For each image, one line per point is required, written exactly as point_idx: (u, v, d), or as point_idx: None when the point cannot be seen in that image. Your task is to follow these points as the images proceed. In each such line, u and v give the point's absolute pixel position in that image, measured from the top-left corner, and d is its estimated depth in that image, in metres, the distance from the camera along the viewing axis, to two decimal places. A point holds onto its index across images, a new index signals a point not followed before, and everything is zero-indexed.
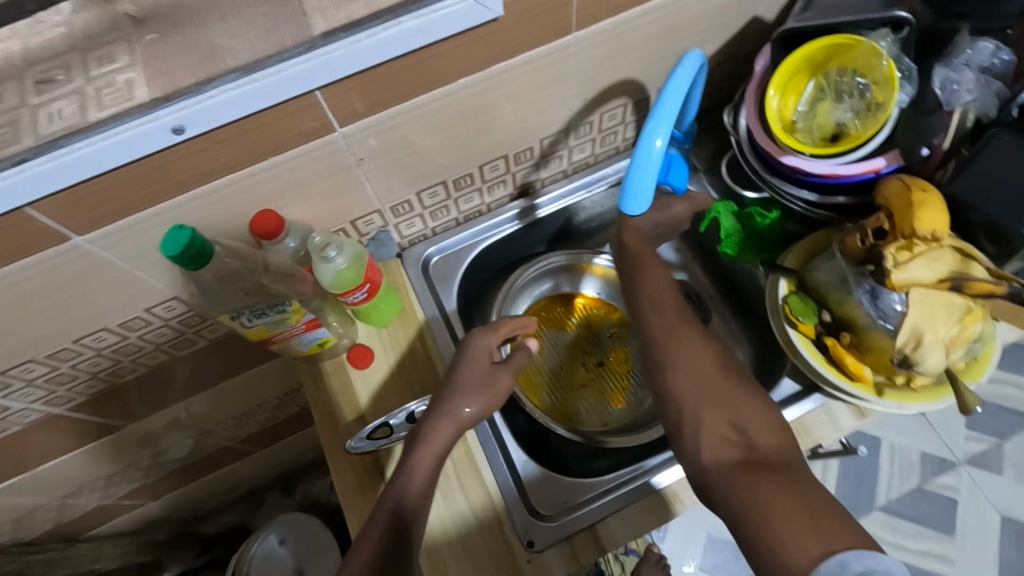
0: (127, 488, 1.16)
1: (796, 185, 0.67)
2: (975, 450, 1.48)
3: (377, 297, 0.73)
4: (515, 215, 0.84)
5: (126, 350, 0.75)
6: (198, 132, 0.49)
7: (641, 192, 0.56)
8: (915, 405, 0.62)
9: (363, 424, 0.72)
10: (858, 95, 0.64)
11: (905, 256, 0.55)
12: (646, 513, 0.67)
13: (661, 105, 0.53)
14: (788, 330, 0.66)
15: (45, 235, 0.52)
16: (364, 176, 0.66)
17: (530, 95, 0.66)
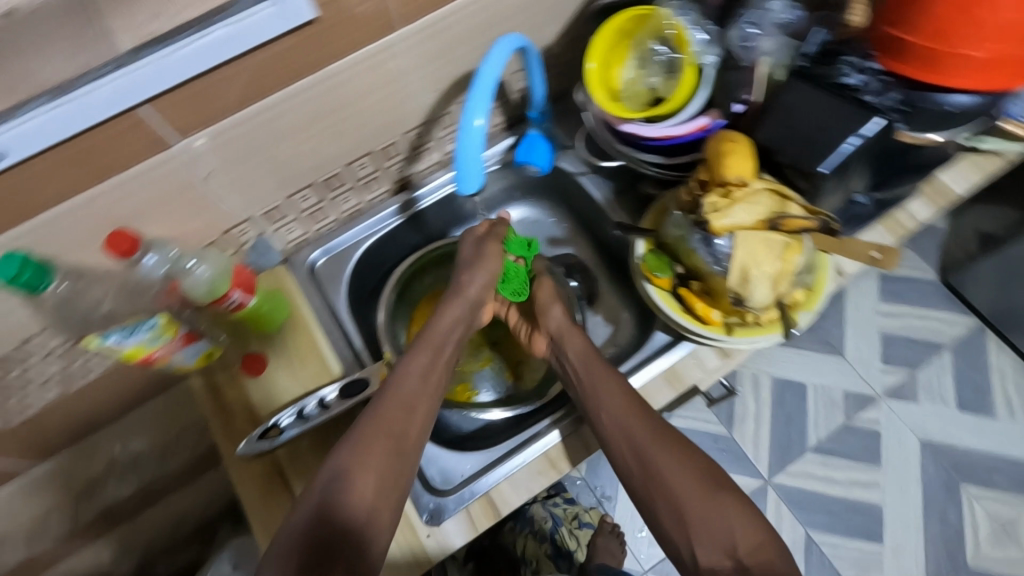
0: (58, 535, 1.13)
1: (642, 150, 0.72)
2: (892, 382, 1.58)
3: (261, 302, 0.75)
4: (396, 210, 0.86)
5: (13, 388, 0.74)
6: (19, 159, 0.50)
7: (472, 171, 0.60)
8: (763, 338, 0.67)
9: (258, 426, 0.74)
10: (665, 58, 0.69)
11: (724, 203, 0.61)
12: (539, 473, 0.70)
13: (477, 86, 0.56)
14: (647, 286, 0.71)
15: None
16: (224, 186, 0.67)
17: (377, 91, 0.69)
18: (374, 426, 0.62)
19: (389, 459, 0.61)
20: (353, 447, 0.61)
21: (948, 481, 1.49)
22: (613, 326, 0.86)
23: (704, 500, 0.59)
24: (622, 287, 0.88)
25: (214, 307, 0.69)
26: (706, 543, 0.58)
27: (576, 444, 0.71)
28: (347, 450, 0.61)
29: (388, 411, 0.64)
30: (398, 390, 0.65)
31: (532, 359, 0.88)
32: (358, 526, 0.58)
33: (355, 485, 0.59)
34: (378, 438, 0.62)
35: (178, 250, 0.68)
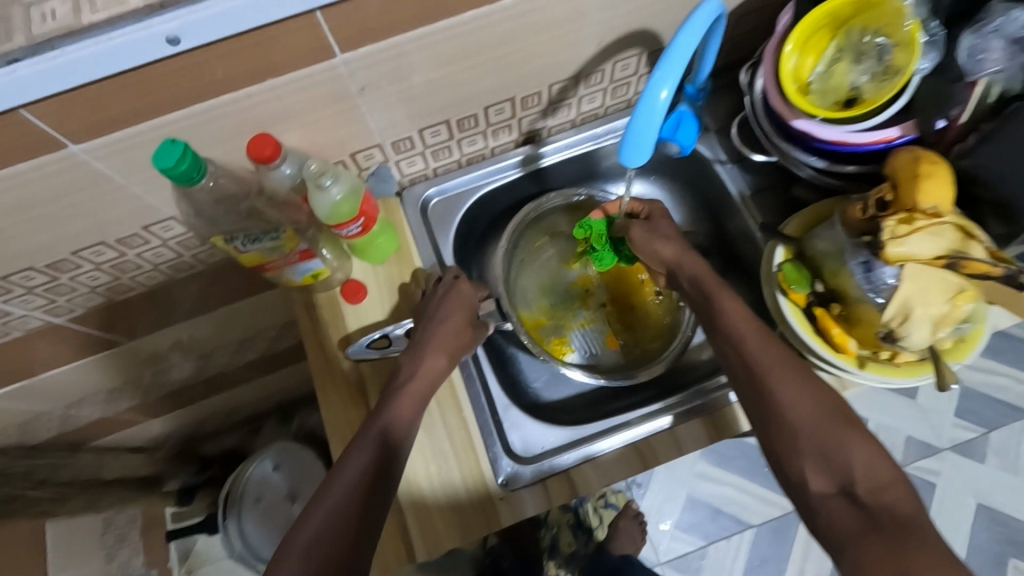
0: (127, 404, 1.20)
1: (807, 151, 0.66)
2: (962, 437, 1.49)
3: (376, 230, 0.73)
4: (518, 162, 0.83)
5: (125, 266, 0.76)
6: (194, 46, 0.48)
7: (641, 143, 0.56)
8: (894, 379, 0.62)
9: (361, 333, 0.75)
10: (877, 57, 0.61)
11: (905, 229, 0.54)
12: (621, 463, 0.69)
13: (671, 54, 0.52)
14: (779, 297, 0.66)
15: (40, 142, 0.52)
16: (366, 107, 0.64)
17: (540, 35, 0.64)
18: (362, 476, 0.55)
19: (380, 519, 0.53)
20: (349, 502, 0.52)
21: (997, 549, 1.42)
22: None
23: (825, 433, 0.52)
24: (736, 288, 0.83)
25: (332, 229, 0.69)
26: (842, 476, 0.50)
27: (665, 441, 0.69)
28: (340, 502, 0.52)
29: (376, 463, 0.56)
30: (369, 440, 0.58)
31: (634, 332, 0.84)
32: None
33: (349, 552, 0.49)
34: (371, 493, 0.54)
35: (320, 163, 0.64)
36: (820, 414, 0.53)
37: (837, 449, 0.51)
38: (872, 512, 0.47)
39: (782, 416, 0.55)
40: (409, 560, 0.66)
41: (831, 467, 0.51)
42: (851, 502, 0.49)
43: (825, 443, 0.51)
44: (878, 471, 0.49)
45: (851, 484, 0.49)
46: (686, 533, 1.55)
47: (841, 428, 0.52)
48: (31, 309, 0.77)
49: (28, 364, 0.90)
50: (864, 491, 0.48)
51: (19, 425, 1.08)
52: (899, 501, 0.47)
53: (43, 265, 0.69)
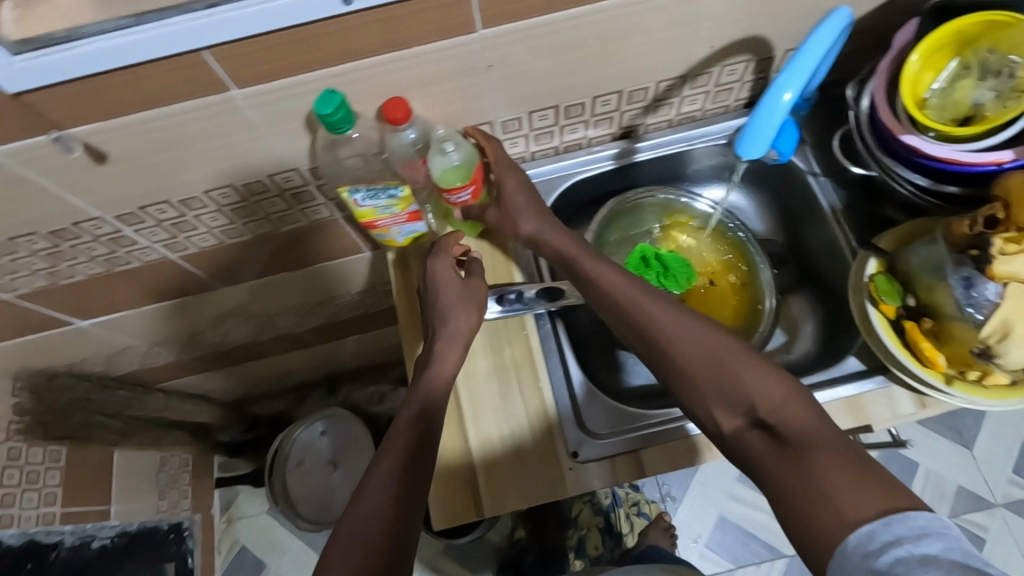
0: (203, 349, 1.27)
1: (909, 168, 0.67)
2: (1017, 496, 1.44)
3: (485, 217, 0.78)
4: (613, 154, 0.86)
5: (242, 212, 0.82)
6: (363, 7, 0.53)
7: (757, 139, 0.59)
8: (982, 401, 0.63)
9: None
10: (1005, 75, 0.62)
11: (1014, 249, 0.55)
12: (689, 452, 0.71)
13: (800, 58, 0.54)
14: (868, 307, 0.67)
15: (210, 83, 0.58)
16: (488, 85, 0.69)
17: (661, 31, 0.67)
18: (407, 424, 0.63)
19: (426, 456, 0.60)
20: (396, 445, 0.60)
21: None
22: (788, 337, 0.84)
23: (722, 370, 0.58)
24: (813, 300, 0.85)
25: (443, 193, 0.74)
26: (731, 406, 0.56)
27: None
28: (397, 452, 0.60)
29: (416, 419, 0.63)
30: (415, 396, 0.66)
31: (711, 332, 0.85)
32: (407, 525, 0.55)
33: (400, 488, 0.57)
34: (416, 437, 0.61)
35: (448, 130, 0.69)
36: (705, 356, 0.59)
37: (731, 384, 0.57)
38: (779, 435, 0.53)
39: (671, 360, 0.61)
40: (476, 514, 0.69)
41: (730, 401, 0.56)
42: (762, 430, 0.54)
43: (719, 381, 0.58)
44: (774, 395, 0.55)
45: (754, 411, 0.55)
46: (716, 552, 1.53)
47: (732, 359, 0.58)
48: (154, 242, 0.84)
49: (134, 296, 0.98)
50: (765, 414, 0.54)
51: (109, 354, 1.17)
52: (796, 420, 0.53)
53: (176, 200, 0.76)
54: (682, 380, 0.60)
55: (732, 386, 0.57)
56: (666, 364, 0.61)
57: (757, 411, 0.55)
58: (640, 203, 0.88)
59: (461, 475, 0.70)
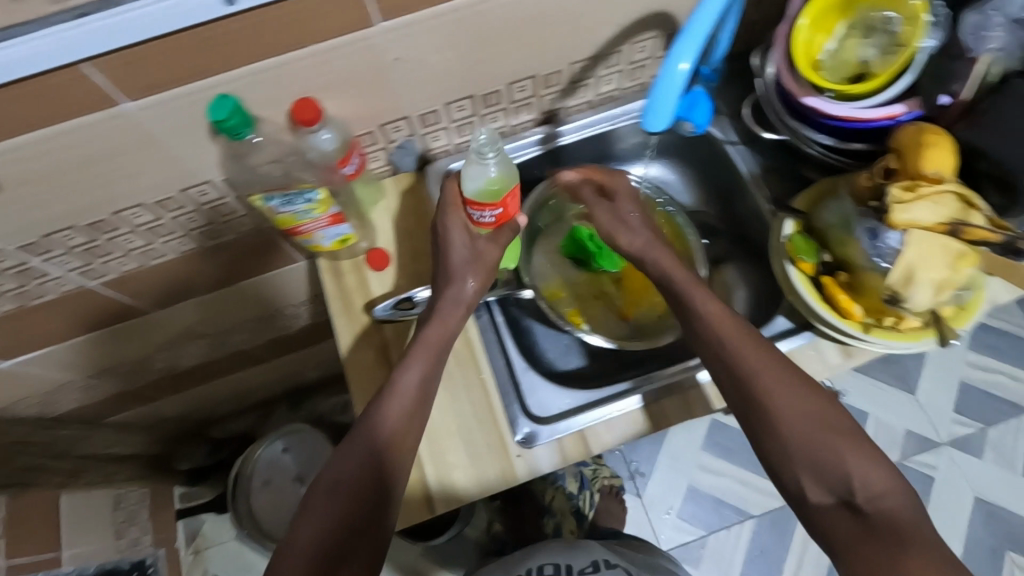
0: (145, 379, 1.22)
1: (815, 129, 0.69)
2: (960, 433, 1.52)
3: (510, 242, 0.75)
4: (537, 140, 0.85)
5: (159, 230, 0.79)
6: (249, 7, 0.52)
7: (661, 110, 0.60)
8: (898, 344, 0.65)
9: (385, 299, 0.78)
10: (886, 30, 0.66)
11: (908, 197, 0.58)
12: (634, 424, 0.72)
13: (690, 26, 0.55)
14: (788, 266, 0.69)
15: (97, 97, 0.55)
16: (398, 79, 0.68)
17: (565, 13, 0.68)
18: (364, 465, 0.59)
19: (385, 504, 0.59)
20: (347, 488, 0.58)
21: (993, 542, 1.44)
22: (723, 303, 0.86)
23: (820, 439, 0.56)
24: (743, 265, 0.87)
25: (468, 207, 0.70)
26: (815, 479, 0.56)
27: (675, 405, 0.72)
28: (344, 485, 0.58)
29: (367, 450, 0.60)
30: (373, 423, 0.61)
31: (647, 305, 0.87)
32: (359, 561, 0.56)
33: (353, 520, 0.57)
34: (374, 483, 0.59)
35: (490, 135, 0.65)
36: (815, 429, 0.57)
37: (832, 462, 0.56)
38: (866, 516, 0.53)
39: (778, 432, 0.58)
40: (428, 511, 0.68)
41: (828, 479, 0.55)
42: (848, 508, 0.54)
43: (818, 454, 0.56)
44: (880, 482, 0.54)
45: (849, 494, 0.54)
46: (688, 522, 1.56)
47: (825, 434, 0.57)
48: (68, 270, 0.80)
49: (56, 329, 0.93)
50: (862, 500, 0.54)
51: (40, 394, 1.11)
52: (892, 508, 0.53)
53: (83, 224, 0.72)
54: (774, 444, 0.58)
55: (815, 449, 0.56)
56: (767, 429, 0.58)
57: (854, 493, 0.54)
58: (568, 185, 0.88)
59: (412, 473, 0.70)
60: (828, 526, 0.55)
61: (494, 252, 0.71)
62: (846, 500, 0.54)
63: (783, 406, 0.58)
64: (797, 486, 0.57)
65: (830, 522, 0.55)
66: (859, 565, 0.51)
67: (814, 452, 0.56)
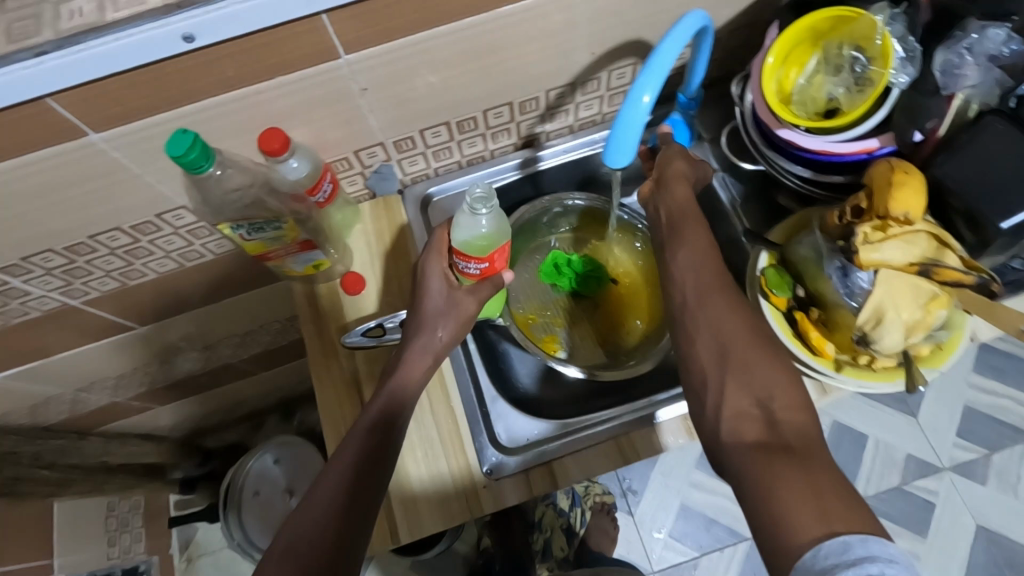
0: (135, 390, 1.23)
1: (792, 160, 0.67)
2: (962, 458, 1.47)
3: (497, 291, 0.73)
4: (516, 165, 0.86)
5: (138, 252, 0.80)
6: (208, 43, 0.52)
7: (624, 144, 0.59)
8: (872, 384, 0.64)
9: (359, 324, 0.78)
10: (853, 70, 0.64)
11: (878, 236, 0.57)
12: (604, 456, 0.71)
13: (654, 61, 0.55)
14: (761, 301, 0.67)
15: (63, 129, 0.56)
16: (369, 107, 0.68)
17: (537, 42, 0.67)
18: (328, 524, 0.55)
19: (348, 567, 0.53)
20: (308, 549, 0.53)
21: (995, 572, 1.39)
22: None
23: (747, 354, 0.52)
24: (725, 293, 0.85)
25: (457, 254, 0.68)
26: (738, 387, 0.51)
27: (647, 438, 0.71)
28: (341, 479, 0.58)
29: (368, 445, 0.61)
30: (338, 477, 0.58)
31: (626, 332, 0.86)
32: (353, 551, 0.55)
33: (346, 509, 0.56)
34: (337, 542, 0.54)
35: (485, 190, 0.63)
36: (749, 334, 0.53)
37: (757, 372, 0.51)
38: (775, 430, 0.47)
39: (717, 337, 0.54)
40: (392, 541, 0.68)
41: (749, 388, 0.50)
42: (762, 419, 0.49)
43: (748, 360, 0.51)
44: (792, 398, 0.49)
45: (767, 402, 0.49)
46: (680, 542, 1.53)
47: (764, 362, 0.51)
48: (48, 290, 0.81)
49: (41, 346, 0.94)
50: (779, 408, 0.49)
51: (31, 405, 1.12)
52: (796, 418, 0.48)
53: (60, 248, 0.73)
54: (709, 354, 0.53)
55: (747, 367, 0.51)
56: (706, 335, 0.54)
57: (771, 403, 0.49)
58: (546, 209, 0.87)
59: None
60: (733, 436, 0.49)
61: (469, 305, 0.70)
62: (762, 406, 0.49)
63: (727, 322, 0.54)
64: (717, 397, 0.52)
65: (734, 430, 0.49)
66: (751, 465, 0.46)
67: (746, 367, 0.51)
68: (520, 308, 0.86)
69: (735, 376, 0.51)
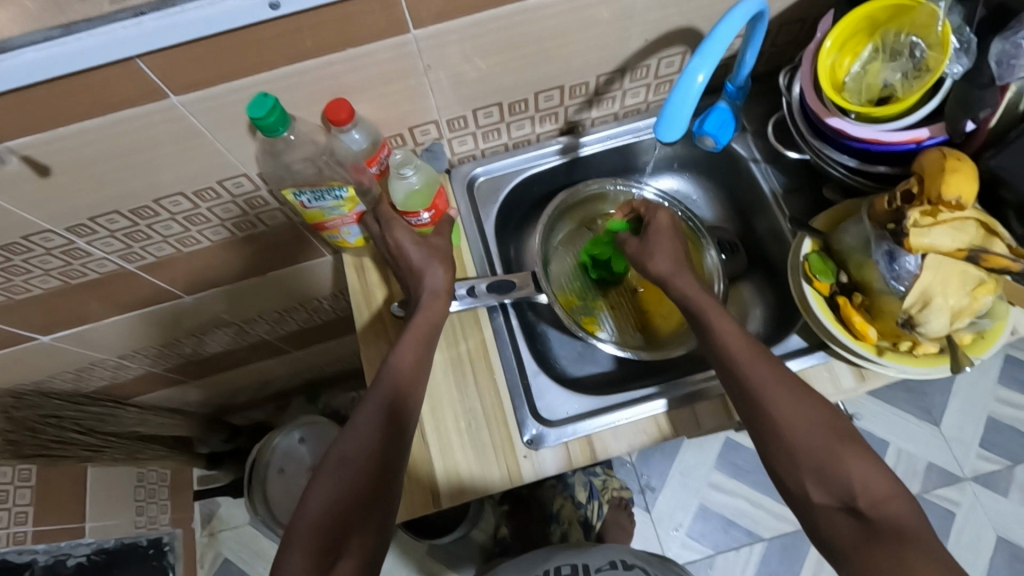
0: (172, 362, 1.26)
1: (839, 150, 0.69)
2: (985, 469, 1.44)
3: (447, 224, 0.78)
4: (558, 150, 0.88)
5: (195, 220, 0.83)
6: (291, 11, 0.55)
7: (675, 120, 0.60)
8: (913, 370, 0.65)
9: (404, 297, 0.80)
10: (912, 56, 0.65)
11: (928, 222, 0.57)
12: (642, 432, 0.73)
13: (710, 43, 0.56)
14: (804, 286, 0.69)
15: (147, 90, 0.59)
16: (429, 85, 0.70)
17: (593, 27, 0.69)
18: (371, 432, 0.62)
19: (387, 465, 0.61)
20: (353, 462, 0.60)
21: None
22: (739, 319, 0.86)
23: (823, 450, 0.57)
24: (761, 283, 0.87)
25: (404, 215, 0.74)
26: (822, 484, 0.56)
27: (685, 416, 0.73)
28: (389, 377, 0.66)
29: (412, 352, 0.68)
30: (372, 419, 0.62)
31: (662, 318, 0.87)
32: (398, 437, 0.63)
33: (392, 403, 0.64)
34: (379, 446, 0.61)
35: (404, 153, 0.69)
36: (810, 427, 0.58)
37: (834, 468, 0.56)
38: (870, 521, 0.54)
39: (780, 437, 0.58)
40: (433, 505, 0.70)
41: (830, 484, 0.56)
42: (850, 513, 0.55)
43: (823, 460, 0.56)
44: (875, 485, 0.55)
45: (851, 498, 0.55)
46: (696, 541, 1.52)
47: (836, 445, 0.57)
48: (108, 253, 0.84)
49: (93, 310, 0.97)
50: (865, 504, 0.54)
51: (76, 370, 1.16)
52: (886, 505, 0.54)
53: (126, 210, 0.76)
54: (777, 450, 0.59)
55: (823, 459, 0.56)
56: (771, 434, 0.59)
57: (856, 498, 0.55)
58: (591, 194, 0.89)
59: (420, 468, 0.71)
60: (828, 527, 0.55)
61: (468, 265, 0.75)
62: (845, 501, 0.55)
63: (783, 418, 0.59)
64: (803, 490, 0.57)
65: (830, 526, 0.55)
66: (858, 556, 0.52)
67: (823, 461, 0.56)
68: (560, 291, 0.88)
69: (817, 468, 0.56)
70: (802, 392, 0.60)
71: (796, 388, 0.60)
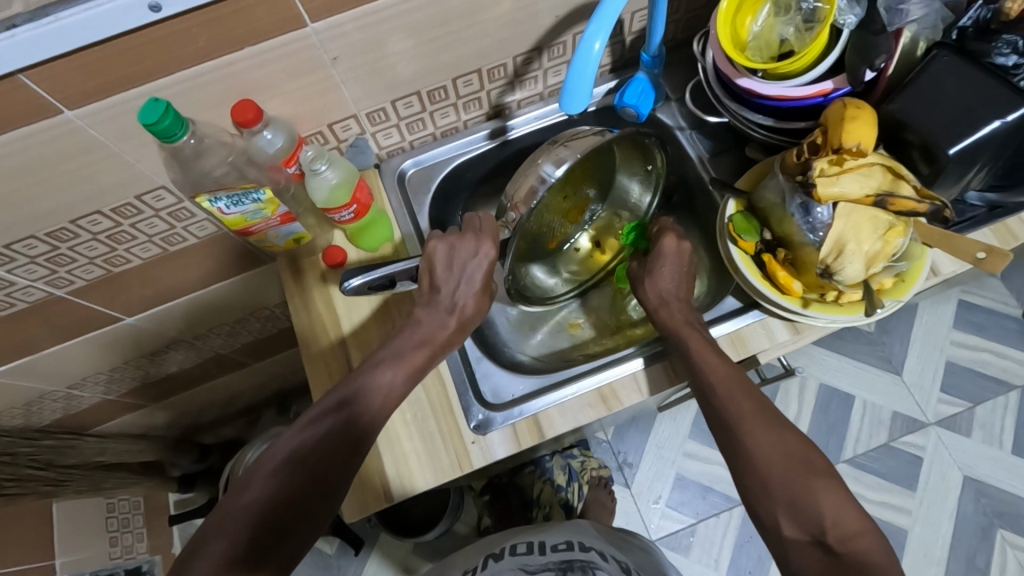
0: (127, 386, 1.23)
1: (752, 110, 0.70)
2: (947, 412, 1.44)
3: (371, 216, 0.78)
4: (487, 135, 0.88)
5: (121, 237, 0.81)
6: (175, 12, 0.54)
7: (579, 92, 0.61)
8: (838, 317, 0.66)
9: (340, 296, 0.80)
10: (804, 11, 0.67)
11: (835, 170, 0.59)
12: (587, 406, 0.73)
13: (604, 8, 0.56)
14: (730, 247, 0.70)
15: (38, 107, 0.57)
16: (340, 77, 0.69)
17: (499, 6, 0.69)
18: (310, 452, 0.59)
19: (317, 491, 0.58)
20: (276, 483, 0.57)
21: (984, 524, 1.35)
22: None
23: (794, 477, 0.56)
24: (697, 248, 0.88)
25: (327, 214, 0.75)
26: (795, 515, 0.55)
27: (625, 381, 0.74)
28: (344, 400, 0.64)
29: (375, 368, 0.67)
30: (314, 435, 0.61)
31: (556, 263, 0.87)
32: (339, 461, 0.60)
33: (339, 433, 0.61)
34: (315, 469, 0.59)
35: (317, 150, 0.70)
36: (787, 459, 0.58)
37: (806, 499, 0.55)
38: (840, 557, 0.52)
39: (753, 466, 0.58)
40: (386, 500, 0.70)
41: (802, 516, 0.55)
42: (822, 548, 0.53)
43: (795, 490, 0.55)
44: (850, 523, 0.53)
45: (822, 532, 0.53)
46: (677, 511, 1.52)
47: (808, 476, 0.56)
48: (34, 279, 0.81)
49: (29, 341, 0.94)
50: (834, 539, 0.53)
51: (24, 404, 1.13)
52: (864, 547, 0.52)
53: (44, 233, 0.74)
54: (744, 475, 0.59)
55: (804, 491, 0.55)
56: (743, 460, 0.59)
57: (826, 530, 0.53)
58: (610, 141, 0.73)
59: (370, 463, 0.71)
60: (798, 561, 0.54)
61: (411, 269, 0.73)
62: (816, 536, 0.54)
63: (755, 445, 0.59)
64: (772, 520, 0.56)
65: (801, 560, 0.54)
66: None
67: (803, 492, 0.55)
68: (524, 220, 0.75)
69: (788, 489, 0.56)
70: (786, 432, 0.59)
71: (772, 422, 0.60)
